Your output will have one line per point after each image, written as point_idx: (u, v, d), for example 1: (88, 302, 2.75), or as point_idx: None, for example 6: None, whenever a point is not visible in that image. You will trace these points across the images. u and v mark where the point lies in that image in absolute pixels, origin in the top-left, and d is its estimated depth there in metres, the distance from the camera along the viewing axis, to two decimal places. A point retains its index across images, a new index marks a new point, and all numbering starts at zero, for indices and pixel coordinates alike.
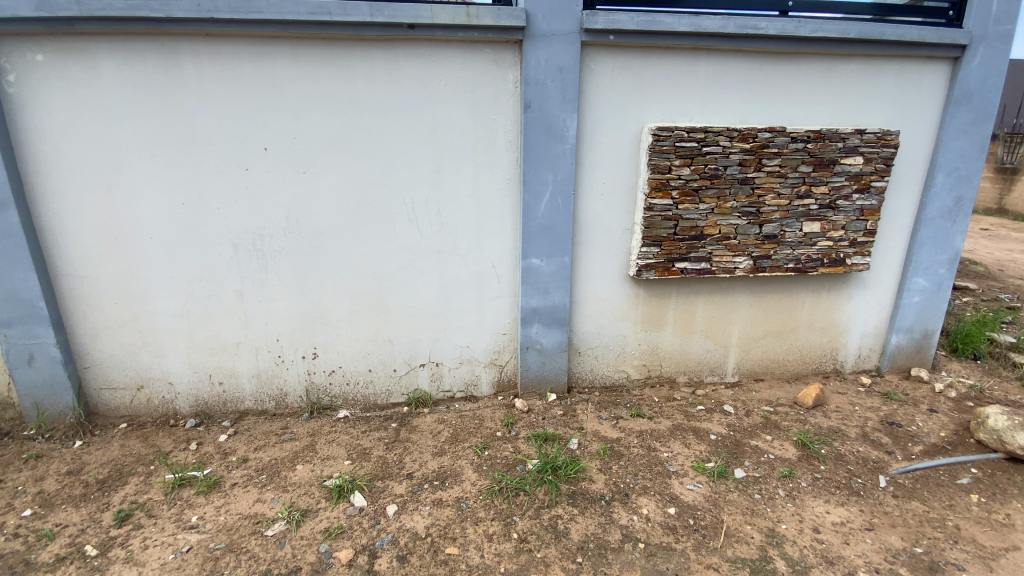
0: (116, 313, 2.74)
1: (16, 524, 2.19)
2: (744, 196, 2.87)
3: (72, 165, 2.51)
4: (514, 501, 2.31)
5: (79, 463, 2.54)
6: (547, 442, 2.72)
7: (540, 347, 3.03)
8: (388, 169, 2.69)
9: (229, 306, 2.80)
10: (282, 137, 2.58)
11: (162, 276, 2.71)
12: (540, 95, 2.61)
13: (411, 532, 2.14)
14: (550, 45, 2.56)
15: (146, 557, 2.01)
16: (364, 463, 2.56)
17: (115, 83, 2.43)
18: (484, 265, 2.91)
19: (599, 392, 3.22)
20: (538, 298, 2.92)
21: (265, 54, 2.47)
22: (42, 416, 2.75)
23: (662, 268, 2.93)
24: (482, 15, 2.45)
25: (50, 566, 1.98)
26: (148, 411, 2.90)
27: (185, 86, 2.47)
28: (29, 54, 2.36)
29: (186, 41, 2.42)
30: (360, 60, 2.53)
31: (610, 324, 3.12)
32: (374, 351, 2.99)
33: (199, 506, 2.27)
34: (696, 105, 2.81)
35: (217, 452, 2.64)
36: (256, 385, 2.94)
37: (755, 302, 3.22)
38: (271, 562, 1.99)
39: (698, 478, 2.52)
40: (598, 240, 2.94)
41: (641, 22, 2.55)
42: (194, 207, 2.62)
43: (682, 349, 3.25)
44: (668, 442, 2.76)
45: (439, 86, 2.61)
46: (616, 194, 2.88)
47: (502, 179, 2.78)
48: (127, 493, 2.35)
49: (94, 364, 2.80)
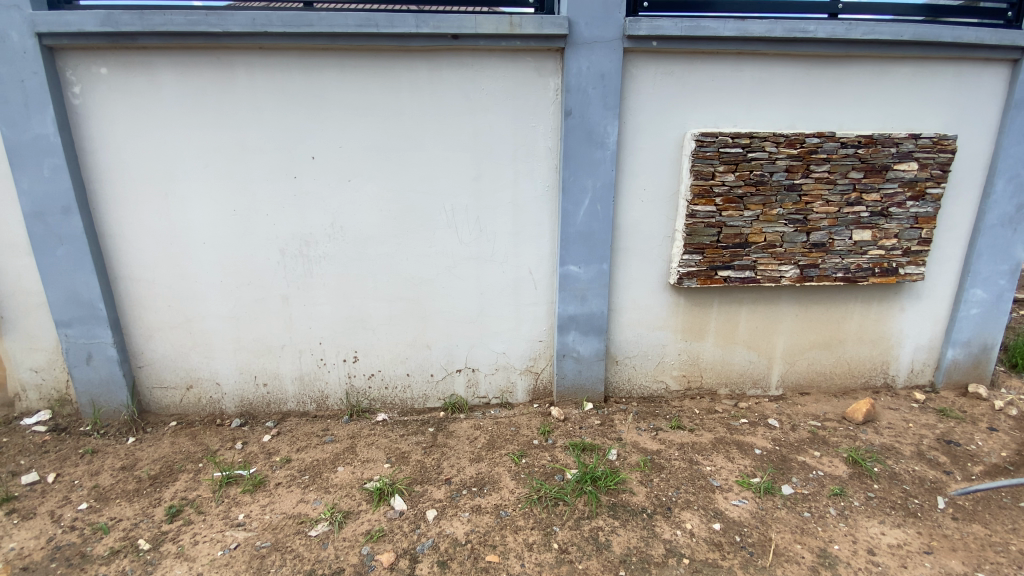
0: (169, 314, 2.84)
1: (73, 516, 2.28)
2: (791, 203, 2.79)
3: (132, 173, 2.63)
4: (553, 510, 2.28)
5: (133, 459, 2.63)
6: (585, 452, 2.68)
7: (577, 355, 3.00)
8: (429, 177, 2.72)
9: (275, 310, 2.87)
10: (329, 146, 2.65)
11: (212, 279, 2.80)
12: (581, 102, 2.60)
13: (451, 538, 2.13)
14: (592, 53, 2.55)
15: (196, 553, 2.06)
16: (403, 467, 2.58)
17: (172, 95, 2.54)
18: (521, 272, 2.91)
19: (637, 402, 3.16)
20: (575, 305, 2.90)
21: (314, 66, 2.54)
22: (98, 413, 2.87)
23: (704, 276, 2.86)
24: (525, 24, 2.46)
25: (105, 559, 2.05)
26: (197, 410, 3.00)
27: (238, 97, 2.56)
28: (94, 68, 2.50)
29: (240, 55, 2.51)
30: (404, 70, 2.57)
31: (649, 333, 3.07)
32: (412, 356, 3.01)
33: (245, 505, 2.32)
34: (739, 111, 2.76)
35: (261, 452, 2.70)
36: (298, 387, 3.01)
37: (801, 313, 3.11)
38: (315, 562, 2.01)
39: (744, 493, 2.43)
40: (638, 247, 2.90)
41: (685, 27, 2.51)
42: (244, 214, 2.71)
43: (723, 360, 3.17)
44: (710, 455, 2.68)
45: (481, 95, 2.63)
46: (656, 201, 2.84)
47: (541, 187, 2.78)
48: (177, 490, 2.42)
49: (148, 363, 2.91)
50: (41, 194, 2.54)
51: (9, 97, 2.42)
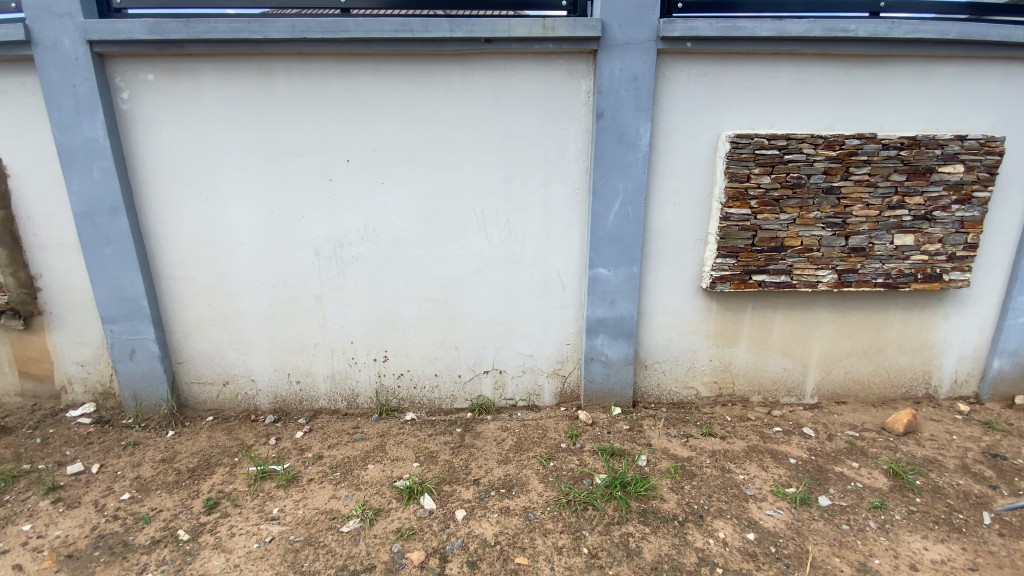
0: (208, 312, 2.93)
1: (117, 506, 2.36)
2: (829, 206, 2.73)
3: (176, 175, 2.73)
4: (582, 515, 2.26)
5: (172, 452, 2.72)
6: (614, 457, 2.65)
7: (605, 359, 2.97)
8: (461, 179, 2.75)
9: (309, 309, 2.93)
10: (363, 149, 2.69)
11: (250, 278, 2.87)
12: (613, 104, 2.59)
13: (480, 538, 2.13)
14: (624, 55, 2.54)
15: (232, 545, 2.11)
16: (432, 466, 2.60)
17: (215, 100, 2.63)
18: (550, 275, 2.90)
19: (666, 408, 3.11)
20: (604, 308, 2.88)
21: (350, 71, 2.60)
22: (140, 407, 2.97)
23: (737, 281, 2.81)
24: (558, 26, 2.46)
25: (146, 548, 2.11)
26: (232, 406, 3.08)
27: (277, 102, 2.63)
28: (142, 74, 2.60)
29: (279, 60, 2.58)
30: (438, 74, 2.61)
31: (680, 338, 3.02)
32: (441, 356, 3.03)
33: (279, 499, 2.37)
34: (776, 112, 2.71)
35: (294, 448, 2.75)
36: (330, 385, 3.06)
37: (839, 319, 3.03)
38: (347, 558, 2.04)
39: (778, 503, 2.37)
40: (669, 251, 2.86)
41: (722, 27, 2.47)
42: (281, 215, 2.78)
43: (757, 366, 3.10)
44: (743, 464, 2.63)
45: (512, 98, 2.65)
46: (688, 204, 2.80)
47: (571, 189, 2.77)
48: (214, 483, 2.49)
49: (187, 360, 3.00)
50: (90, 195, 2.65)
51: (63, 102, 2.54)
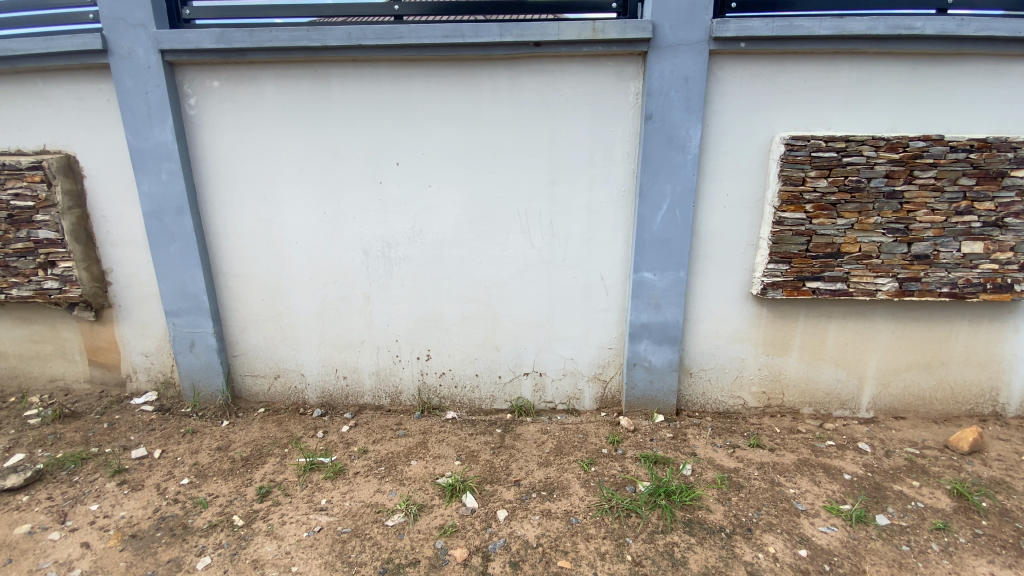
0: (262, 308, 3.05)
1: (177, 489, 2.48)
2: (890, 211, 2.61)
3: (237, 177, 2.86)
4: (625, 522, 2.23)
5: (227, 441, 2.84)
6: (657, 464, 2.60)
7: (648, 365, 2.92)
8: (506, 182, 2.77)
9: (357, 307, 3.01)
10: (412, 152, 2.76)
11: (302, 276, 2.98)
12: (663, 106, 2.56)
13: (522, 539, 2.14)
14: (675, 56, 2.50)
15: (284, 532, 2.19)
16: (473, 465, 2.62)
17: (274, 105, 2.74)
18: (593, 278, 2.88)
19: (711, 417, 3.04)
20: (648, 313, 2.83)
21: (401, 76, 2.66)
22: (197, 397, 3.12)
23: (790, 287, 2.72)
24: (608, 29, 2.45)
25: (205, 531, 2.21)
26: (283, 399, 3.19)
27: (332, 107, 2.73)
28: (208, 81, 2.74)
29: (335, 67, 2.67)
30: (486, 78, 2.64)
31: (727, 345, 2.95)
32: (482, 357, 3.06)
33: (327, 490, 2.44)
34: (834, 113, 2.61)
35: (341, 441, 2.83)
36: (375, 382, 3.13)
37: (899, 330, 2.88)
38: (392, 552, 2.07)
39: (832, 520, 2.27)
40: (718, 255, 2.80)
41: (777, 27, 2.41)
42: (333, 215, 2.87)
43: (808, 377, 2.99)
44: (793, 478, 2.53)
45: (560, 101, 2.65)
46: (739, 207, 2.73)
47: (617, 192, 2.75)
48: (266, 472, 2.58)
49: (241, 353, 3.13)
50: (158, 195, 2.81)
51: (137, 108, 2.71)
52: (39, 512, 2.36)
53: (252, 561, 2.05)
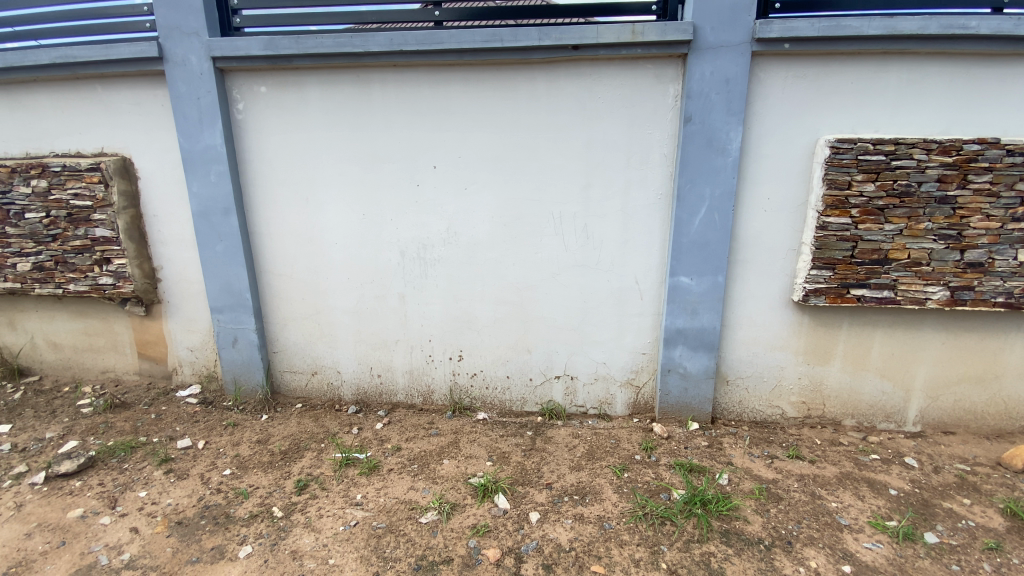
0: (302, 306, 3.13)
1: (220, 479, 2.56)
2: (942, 217, 2.51)
3: (280, 179, 2.95)
4: (660, 529, 2.19)
5: (266, 434, 2.92)
6: (692, 473, 2.55)
7: (683, 371, 2.88)
8: (541, 185, 2.78)
9: (392, 307, 3.07)
10: (449, 156, 2.80)
11: (340, 276, 3.05)
12: (703, 108, 2.52)
13: (555, 542, 2.13)
14: (717, 57, 2.47)
15: (321, 525, 2.24)
16: (504, 466, 2.62)
17: (317, 110, 2.83)
18: (628, 282, 2.86)
19: (748, 426, 2.96)
20: (684, 318, 2.79)
21: (440, 80, 2.71)
22: (239, 391, 3.22)
23: (834, 294, 2.65)
24: (648, 31, 2.44)
25: (246, 520, 2.28)
26: (319, 395, 3.27)
27: (373, 111, 2.79)
28: (256, 87, 2.84)
29: (377, 72, 2.74)
30: (524, 82, 2.66)
31: (766, 353, 2.88)
32: (514, 358, 3.06)
33: (362, 486, 2.48)
34: (882, 115, 2.53)
35: (375, 438, 2.88)
36: (408, 381, 3.18)
37: (949, 342, 2.76)
38: (426, 549, 2.10)
39: (877, 536, 2.19)
40: (758, 260, 2.74)
41: (824, 27, 2.36)
42: (372, 217, 2.94)
43: (851, 388, 2.89)
44: (836, 491, 2.45)
45: (597, 104, 2.64)
46: (780, 211, 2.67)
47: (653, 195, 2.72)
48: (304, 466, 2.65)
49: (281, 350, 3.22)
50: (206, 196, 2.93)
51: (189, 113, 2.83)
52: (91, 497, 2.48)
53: (290, 552, 2.10)
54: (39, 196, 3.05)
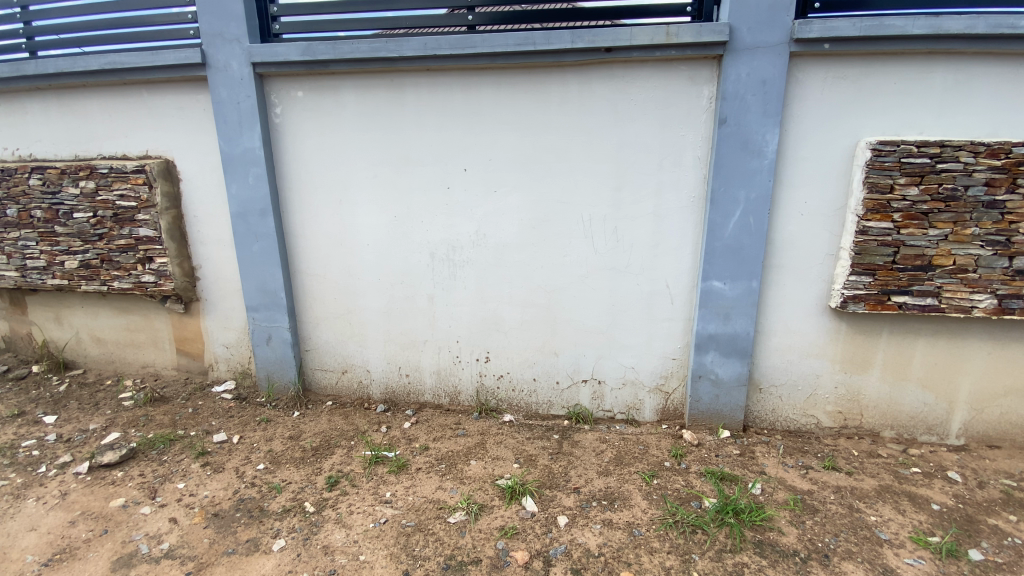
0: (334, 306, 3.19)
1: (254, 474, 2.63)
2: (990, 222, 2.41)
3: (315, 181, 3.02)
4: (691, 538, 2.16)
5: (298, 431, 2.99)
6: (724, 481, 2.51)
7: (714, 378, 2.83)
8: (571, 188, 2.77)
9: (421, 308, 3.10)
10: (479, 159, 2.82)
11: (371, 277, 3.10)
12: (738, 110, 2.49)
13: (584, 547, 2.11)
14: (753, 58, 2.43)
15: (352, 521, 2.27)
16: (531, 469, 2.62)
17: (352, 113, 2.89)
18: (658, 285, 2.83)
19: (781, 435, 2.89)
20: (717, 323, 2.75)
21: (473, 84, 2.73)
22: (272, 387, 3.29)
23: (874, 301, 2.57)
24: (683, 32, 2.41)
25: (279, 514, 2.33)
26: (349, 393, 3.32)
27: (406, 114, 2.83)
28: (293, 92, 2.92)
29: (410, 76, 2.78)
30: (556, 85, 2.66)
31: (801, 361, 2.80)
32: (541, 361, 3.06)
33: (391, 484, 2.51)
34: (926, 117, 2.45)
35: (403, 437, 2.91)
36: (435, 381, 3.21)
37: (997, 352, 2.65)
38: (455, 549, 2.10)
39: (919, 552, 2.10)
40: (794, 265, 2.68)
41: (866, 27, 2.30)
42: (403, 219, 2.98)
43: (890, 398, 2.80)
44: (874, 504, 2.37)
45: (630, 106, 2.63)
46: (818, 216, 2.61)
47: (686, 198, 2.69)
48: (334, 462, 2.70)
49: (313, 348, 3.29)
50: (245, 197, 3.01)
51: (230, 117, 2.92)
52: (133, 487, 2.57)
53: (322, 547, 2.13)
54: (87, 197, 3.19)
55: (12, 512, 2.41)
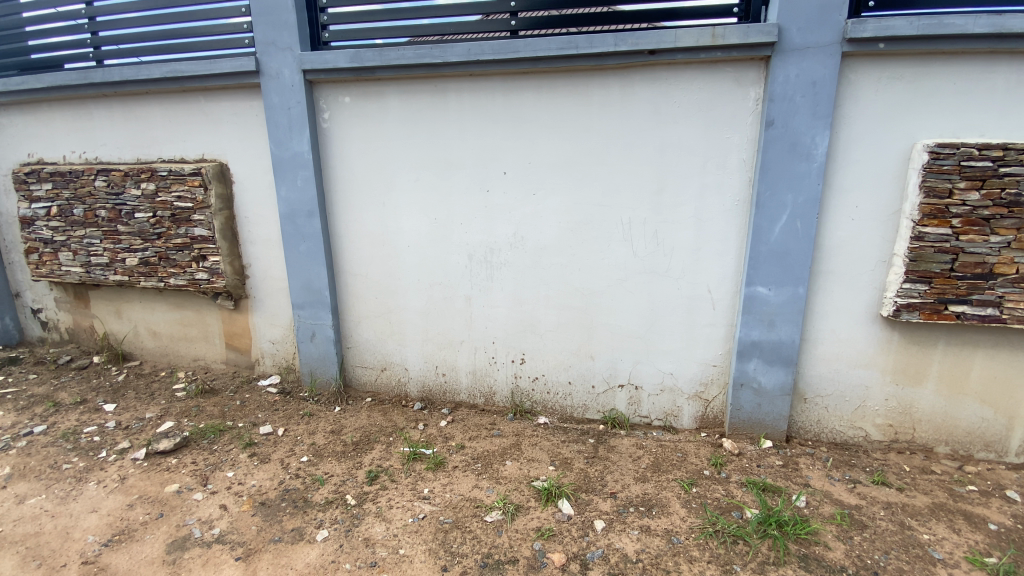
0: (375, 305, 3.27)
1: (298, 465, 2.72)
2: None
3: (360, 184, 3.11)
4: (732, 548, 2.11)
5: (339, 425, 3.08)
6: (766, 492, 2.44)
7: (757, 386, 2.76)
8: (611, 191, 2.76)
9: (458, 309, 3.15)
10: (519, 162, 2.85)
11: (411, 277, 3.17)
12: (786, 112, 2.43)
13: (621, 552, 2.10)
14: (803, 59, 2.38)
15: (392, 515, 2.32)
16: (567, 472, 2.62)
17: (396, 117, 2.96)
18: (699, 290, 2.78)
19: (826, 447, 2.80)
20: (760, 330, 2.68)
21: (515, 88, 2.77)
22: (314, 382, 3.40)
23: (930, 310, 2.46)
24: (729, 34, 2.38)
25: (322, 506, 2.41)
26: (387, 390, 3.40)
27: (448, 119, 2.89)
28: (341, 97, 3.02)
29: (453, 81, 2.83)
30: (598, 88, 2.66)
31: (849, 371, 2.71)
32: (576, 364, 3.05)
33: (429, 481, 2.56)
34: (989, 118, 2.34)
35: (439, 435, 2.96)
36: (471, 381, 3.24)
37: None
38: (492, 547, 2.13)
39: (976, 574, 2.00)
40: (844, 272, 2.59)
41: (924, 25, 2.21)
42: (443, 221, 3.03)
43: (945, 413, 2.67)
44: (927, 522, 2.26)
45: (673, 109, 2.60)
46: (870, 221, 2.52)
47: (730, 202, 2.64)
48: (374, 457, 2.76)
49: (354, 346, 3.38)
50: (293, 199, 3.13)
51: (281, 122, 3.04)
52: (186, 473, 2.70)
53: (363, 539, 2.19)
54: (148, 197, 3.38)
55: (76, 494, 2.57)
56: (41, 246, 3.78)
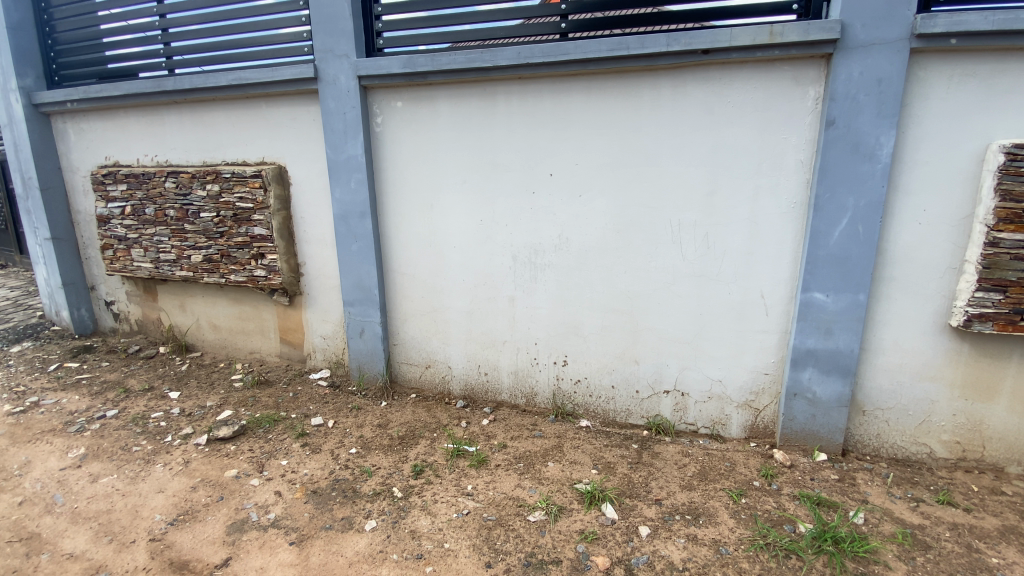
0: (421, 304, 3.35)
1: (347, 456, 2.82)
2: None
3: (410, 186, 3.20)
4: (784, 562, 2.04)
5: (386, 420, 3.17)
6: (820, 506, 2.35)
7: (811, 397, 2.66)
8: (659, 193, 2.73)
9: (502, 309, 3.18)
10: (566, 164, 2.85)
11: (456, 276, 3.22)
12: (849, 111, 2.34)
13: (667, 560, 2.07)
14: (867, 56, 2.28)
15: (437, 509, 2.37)
16: (610, 476, 2.59)
17: (446, 121, 3.03)
18: (750, 295, 2.71)
19: (886, 463, 2.66)
20: (816, 338, 2.58)
21: (563, 90, 2.78)
22: (362, 377, 3.51)
23: (1004, 320, 2.31)
24: (788, 31, 2.31)
25: (370, 496, 2.48)
26: (431, 387, 3.47)
27: (496, 121, 2.93)
28: (394, 102, 3.11)
29: (502, 84, 2.87)
30: (648, 89, 2.64)
31: (913, 383, 2.56)
32: (619, 368, 3.02)
33: (472, 477, 2.60)
34: None
35: (482, 433, 3.00)
36: (513, 381, 3.27)
37: None
38: (535, 547, 2.14)
39: None
40: (909, 278, 2.46)
41: (1000, 20, 2.09)
42: (489, 223, 3.07)
43: (1020, 431, 2.49)
44: (998, 546, 2.12)
45: (727, 109, 2.55)
46: (940, 225, 2.38)
47: (786, 204, 2.56)
48: (419, 452, 2.83)
49: (400, 343, 3.47)
50: (346, 200, 3.25)
51: (336, 126, 3.17)
52: (244, 460, 2.84)
53: (409, 531, 2.25)
54: (212, 198, 3.58)
55: (145, 475, 2.75)
56: (116, 243, 4.07)
